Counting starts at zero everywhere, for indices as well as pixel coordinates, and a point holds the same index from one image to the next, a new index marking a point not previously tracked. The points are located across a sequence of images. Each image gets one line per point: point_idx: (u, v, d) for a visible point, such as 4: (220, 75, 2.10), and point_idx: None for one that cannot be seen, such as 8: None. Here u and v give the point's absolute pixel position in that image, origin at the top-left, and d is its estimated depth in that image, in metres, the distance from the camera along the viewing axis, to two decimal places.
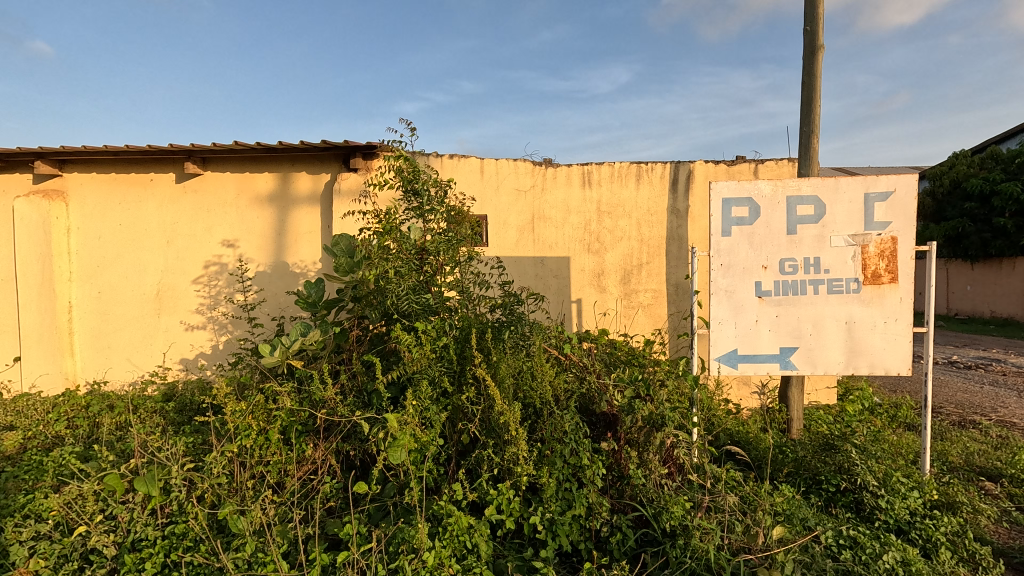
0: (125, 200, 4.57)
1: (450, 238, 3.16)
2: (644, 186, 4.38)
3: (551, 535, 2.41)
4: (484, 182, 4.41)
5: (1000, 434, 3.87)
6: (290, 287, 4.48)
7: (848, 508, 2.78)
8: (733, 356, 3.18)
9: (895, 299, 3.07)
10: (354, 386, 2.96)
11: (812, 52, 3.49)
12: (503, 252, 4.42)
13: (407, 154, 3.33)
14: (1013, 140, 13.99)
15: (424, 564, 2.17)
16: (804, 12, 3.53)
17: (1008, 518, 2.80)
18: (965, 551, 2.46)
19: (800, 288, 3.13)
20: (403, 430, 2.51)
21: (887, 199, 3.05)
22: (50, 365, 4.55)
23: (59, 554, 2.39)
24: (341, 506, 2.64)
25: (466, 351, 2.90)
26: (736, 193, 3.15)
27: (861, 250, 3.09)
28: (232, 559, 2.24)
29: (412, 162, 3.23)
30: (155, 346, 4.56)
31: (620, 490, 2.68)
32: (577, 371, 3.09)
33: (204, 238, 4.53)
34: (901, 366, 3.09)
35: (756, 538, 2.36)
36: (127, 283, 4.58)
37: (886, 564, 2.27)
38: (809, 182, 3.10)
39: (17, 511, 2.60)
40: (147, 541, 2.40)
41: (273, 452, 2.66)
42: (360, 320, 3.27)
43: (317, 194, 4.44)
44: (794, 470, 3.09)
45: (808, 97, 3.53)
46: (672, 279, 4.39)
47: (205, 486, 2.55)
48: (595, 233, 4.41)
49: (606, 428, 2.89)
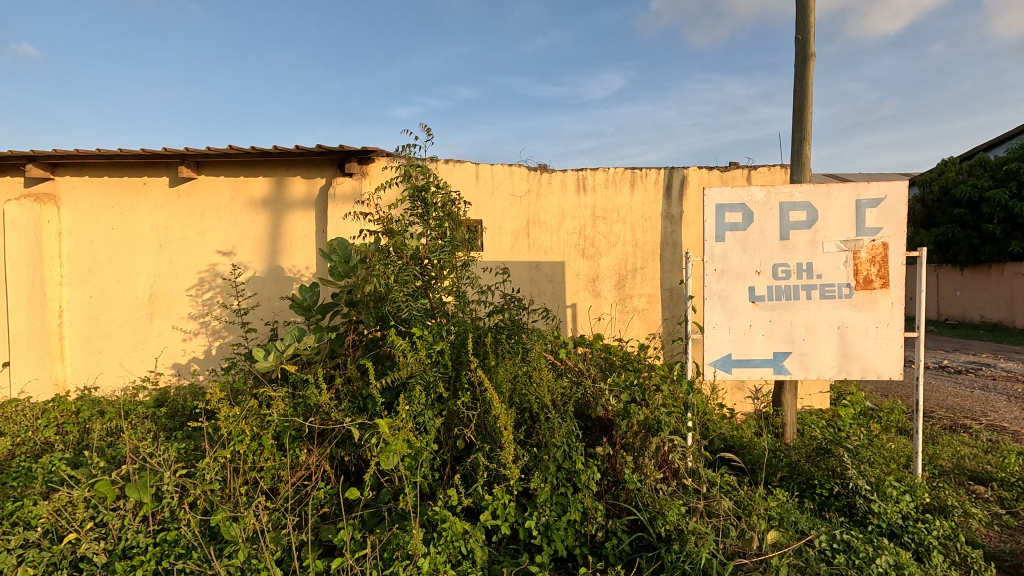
0: (118, 204, 4.54)
1: (449, 243, 3.10)
2: (638, 192, 4.41)
3: (546, 540, 2.43)
4: (479, 187, 4.43)
5: (990, 438, 3.91)
6: (284, 292, 4.46)
7: (841, 512, 2.80)
8: (727, 361, 3.20)
9: (887, 304, 3.10)
10: (350, 391, 2.95)
11: (804, 59, 3.54)
12: (499, 257, 4.44)
13: (417, 162, 3.22)
14: (1002, 146, 14.18)
15: (419, 569, 2.17)
16: (796, 20, 3.57)
17: (999, 522, 2.83)
18: (957, 554, 2.48)
19: (793, 293, 3.15)
20: (396, 436, 2.52)
21: (878, 205, 3.09)
22: (40, 370, 4.49)
23: (47, 562, 2.35)
24: (335, 512, 2.63)
25: (461, 356, 2.87)
26: (729, 199, 3.18)
27: (853, 255, 3.12)
28: (224, 566, 2.22)
29: (427, 170, 3.16)
30: (148, 351, 4.52)
31: (615, 494, 2.69)
32: (572, 376, 3.11)
33: (198, 243, 4.51)
34: (894, 370, 3.12)
35: (750, 543, 2.38)
36: (119, 287, 4.55)
37: (880, 568, 2.28)
38: (801, 188, 3.13)
39: (6, 517, 2.57)
40: (138, 548, 2.37)
41: (267, 458, 2.67)
42: (355, 325, 3.25)
43: (311, 198, 4.43)
44: (788, 474, 3.12)
45: (800, 104, 3.57)
46: (666, 284, 4.41)
47: (197, 492, 2.53)
48: (590, 238, 4.43)
49: (602, 432, 2.88)
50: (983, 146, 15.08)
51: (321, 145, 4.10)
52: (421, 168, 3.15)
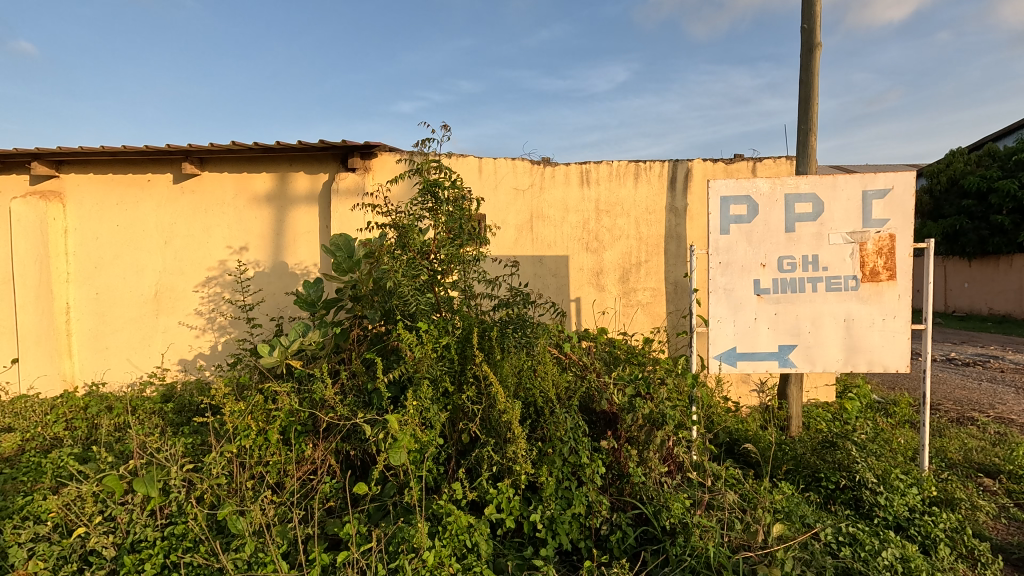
0: (123, 201, 4.55)
1: (457, 237, 3.07)
2: (642, 185, 4.38)
3: (551, 533, 2.41)
4: (483, 181, 4.42)
5: (998, 430, 3.88)
6: (290, 288, 4.46)
7: (848, 505, 2.79)
8: (732, 354, 3.19)
9: (894, 296, 3.08)
10: (355, 386, 2.97)
11: (810, 49, 3.49)
12: (502, 252, 4.43)
13: (433, 158, 3.18)
14: (1011, 137, 14.04)
15: (424, 563, 2.17)
16: (804, 9, 3.51)
17: (1007, 514, 2.81)
18: (964, 547, 2.46)
19: (798, 286, 3.13)
20: (402, 431, 2.50)
21: (885, 197, 3.05)
22: (49, 367, 4.53)
23: (58, 556, 2.39)
24: (341, 506, 2.64)
25: (467, 351, 2.91)
26: (734, 191, 3.15)
27: (859, 247, 3.09)
28: (232, 559, 2.24)
29: (443, 165, 3.14)
30: (154, 347, 4.55)
31: (620, 488, 2.68)
32: (577, 370, 3.13)
33: (203, 239, 4.52)
34: (901, 363, 3.09)
35: (755, 536, 2.37)
36: (125, 284, 4.57)
37: (886, 561, 2.27)
38: (807, 180, 3.10)
39: (17, 512, 2.60)
40: (147, 542, 2.39)
41: (273, 453, 2.67)
42: (360, 320, 3.27)
43: (315, 193, 4.43)
44: (793, 467, 3.11)
45: (806, 95, 3.53)
46: (671, 277, 4.39)
47: (204, 487, 2.53)
48: (594, 232, 4.41)
49: (606, 426, 2.91)
50: (991, 137, 14.91)
51: (323, 140, 4.10)
52: (435, 163, 3.11)
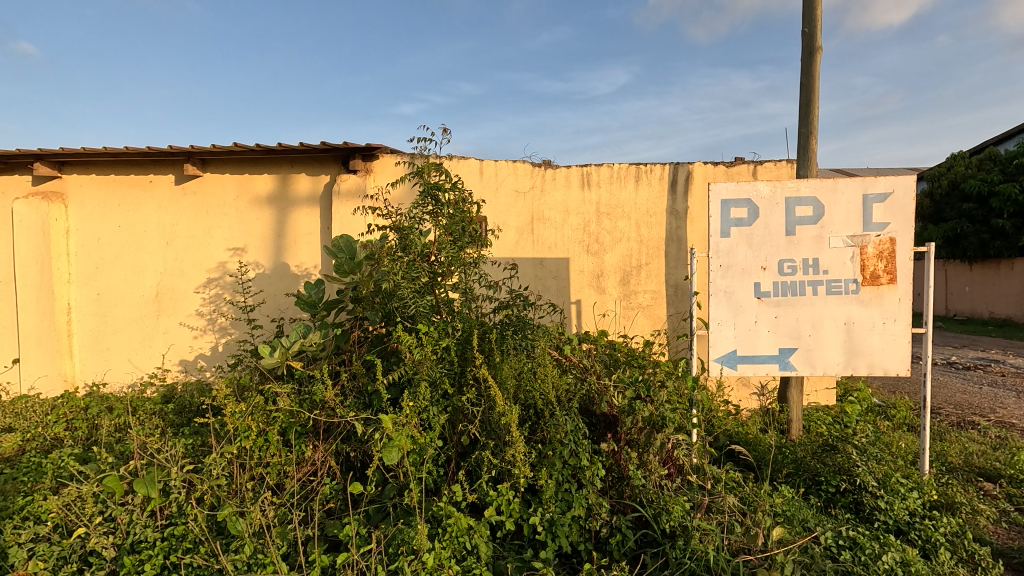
0: (125, 202, 4.57)
1: (457, 240, 3.07)
2: (643, 188, 4.39)
3: (551, 535, 2.42)
4: (484, 183, 4.43)
5: (999, 435, 3.88)
6: (290, 289, 4.47)
7: (848, 509, 2.78)
8: (733, 357, 3.19)
9: (895, 299, 3.08)
10: (355, 387, 2.97)
11: (811, 53, 3.50)
12: (503, 254, 4.43)
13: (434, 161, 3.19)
14: (1012, 141, 14.05)
15: (424, 565, 2.17)
16: (805, 13, 3.52)
17: (1007, 518, 2.81)
18: (965, 551, 2.45)
19: (798, 289, 3.13)
20: (399, 432, 2.50)
21: (886, 200, 3.06)
22: (49, 367, 4.54)
23: (58, 556, 2.39)
24: (341, 508, 2.64)
25: (467, 353, 2.92)
26: (734, 194, 3.16)
27: (860, 250, 3.09)
28: (232, 560, 2.24)
29: (444, 168, 3.15)
30: (155, 348, 4.56)
31: (619, 491, 2.69)
32: (577, 372, 3.14)
33: (204, 240, 4.53)
34: (900, 366, 3.09)
35: (755, 539, 2.37)
36: (126, 285, 4.58)
37: (886, 564, 2.27)
38: (808, 183, 3.11)
39: (17, 512, 2.61)
40: (146, 542, 2.39)
41: (273, 454, 2.67)
42: (360, 322, 3.27)
43: (316, 194, 4.44)
44: (793, 470, 3.11)
45: (807, 98, 3.53)
46: (671, 280, 4.40)
47: (204, 488, 2.53)
48: (594, 234, 4.42)
49: (606, 428, 2.89)
50: (991, 141, 14.93)
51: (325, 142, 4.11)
52: (436, 166, 3.12)
